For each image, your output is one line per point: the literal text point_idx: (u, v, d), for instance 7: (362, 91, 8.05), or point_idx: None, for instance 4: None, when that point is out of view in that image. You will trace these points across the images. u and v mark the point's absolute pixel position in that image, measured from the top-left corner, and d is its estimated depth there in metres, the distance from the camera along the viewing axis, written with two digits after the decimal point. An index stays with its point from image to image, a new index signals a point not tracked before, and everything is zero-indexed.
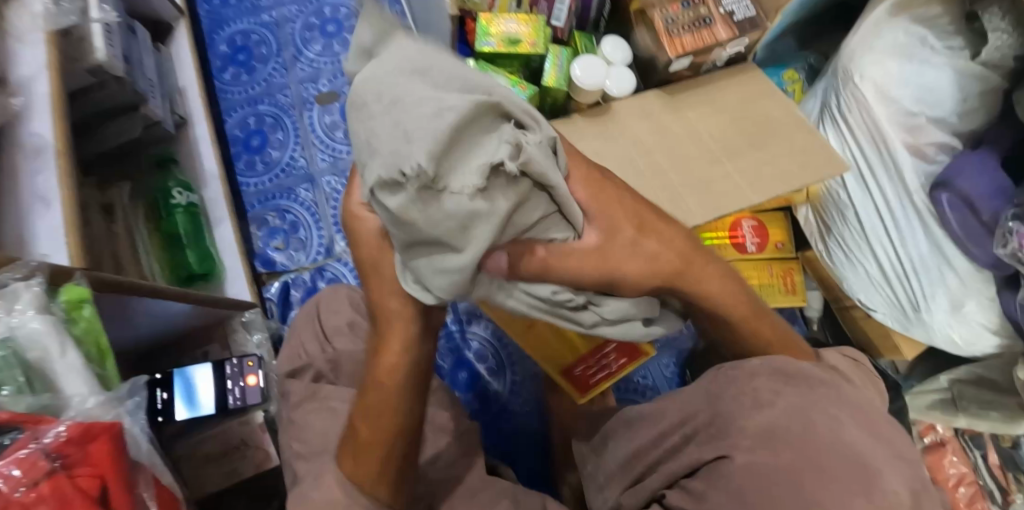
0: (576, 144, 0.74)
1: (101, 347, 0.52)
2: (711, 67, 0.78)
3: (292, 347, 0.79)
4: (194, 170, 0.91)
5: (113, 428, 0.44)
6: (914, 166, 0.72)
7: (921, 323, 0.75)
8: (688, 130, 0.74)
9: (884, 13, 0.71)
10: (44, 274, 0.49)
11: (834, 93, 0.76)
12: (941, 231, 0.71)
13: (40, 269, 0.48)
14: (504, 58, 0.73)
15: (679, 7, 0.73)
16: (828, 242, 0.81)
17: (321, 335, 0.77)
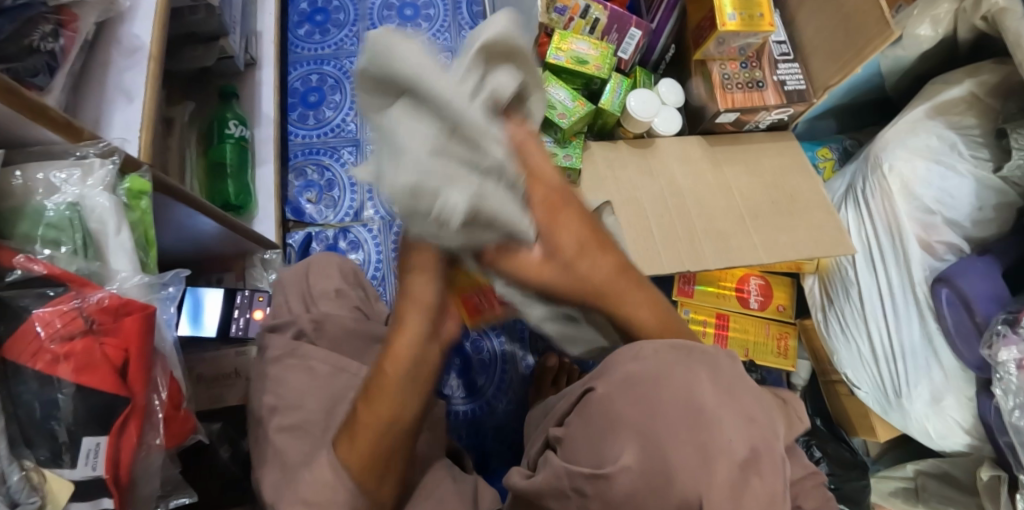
0: (616, 169, 0.79)
1: (148, 237, 0.54)
2: (753, 127, 0.83)
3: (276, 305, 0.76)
4: (252, 110, 0.95)
5: (148, 310, 0.46)
6: (922, 259, 0.76)
7: (900, 408, 0.79)
8: (720, 182, 0.79)
9: (921, 115, 0.77)
10: (120, 157, 0.51)
11: (861, 178, 0.81)
12: (936, 326, 0.75)
13: (118, 151, 0.50)
14: (567, 73, 0.78)
15: (737, 66, 0.78)
16: (827, 312, 0.86)
17: (308, 297, 0.75)
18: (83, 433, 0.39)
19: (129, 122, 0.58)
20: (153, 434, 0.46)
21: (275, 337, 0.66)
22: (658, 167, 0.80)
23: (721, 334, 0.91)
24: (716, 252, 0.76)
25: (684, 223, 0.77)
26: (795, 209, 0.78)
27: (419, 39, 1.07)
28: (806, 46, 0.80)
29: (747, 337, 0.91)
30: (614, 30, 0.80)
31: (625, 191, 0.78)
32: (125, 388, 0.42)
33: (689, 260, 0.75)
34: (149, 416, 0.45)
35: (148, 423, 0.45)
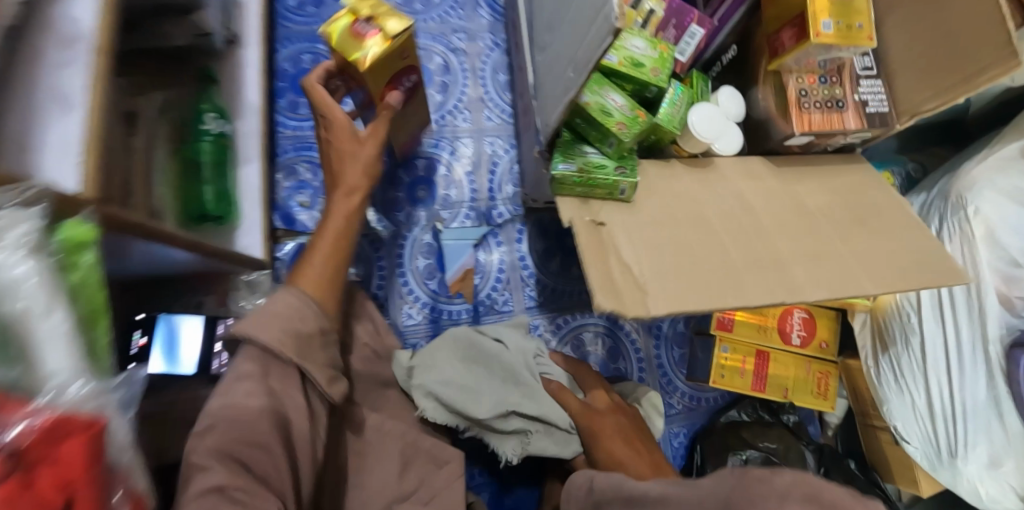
0: (672, 194, 0.66)
1: (94, 308, 0.42)
2: (821, 149, 0.72)
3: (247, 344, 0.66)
4: (234, 98, 0.81)
5: (94, 428, 0.35)
6: (1000, 315, 0.68)
7: (952, 468, 0.72)
8: (795, 209, 0.67)
9: (1014, 153, 0.68)
10: (49, 201, 0.39)
11: (937, 215, 0.72)
12: (1007, 389, 0.69)
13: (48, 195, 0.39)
14: (619, 77, 0.65)
15: (816, 81, 0.67)
16: (880, 359, 0.77)
17: None
18: None
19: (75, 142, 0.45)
20: None
21: None
22: (722, 187, 0.68)
23: (761, 373, 0.82)
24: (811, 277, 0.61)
25: (765, 246, 0.63)
26: (884, 226, 0.67)
27: (430, 16, 0.91)
28: (892, 60, 0.69)
29: (787, 376, 0.83)
30: (672, 25, 0.67)
31: (688, 222, 0.64)
32: None
33: (781, 288, 0.60)
34: None
35: None
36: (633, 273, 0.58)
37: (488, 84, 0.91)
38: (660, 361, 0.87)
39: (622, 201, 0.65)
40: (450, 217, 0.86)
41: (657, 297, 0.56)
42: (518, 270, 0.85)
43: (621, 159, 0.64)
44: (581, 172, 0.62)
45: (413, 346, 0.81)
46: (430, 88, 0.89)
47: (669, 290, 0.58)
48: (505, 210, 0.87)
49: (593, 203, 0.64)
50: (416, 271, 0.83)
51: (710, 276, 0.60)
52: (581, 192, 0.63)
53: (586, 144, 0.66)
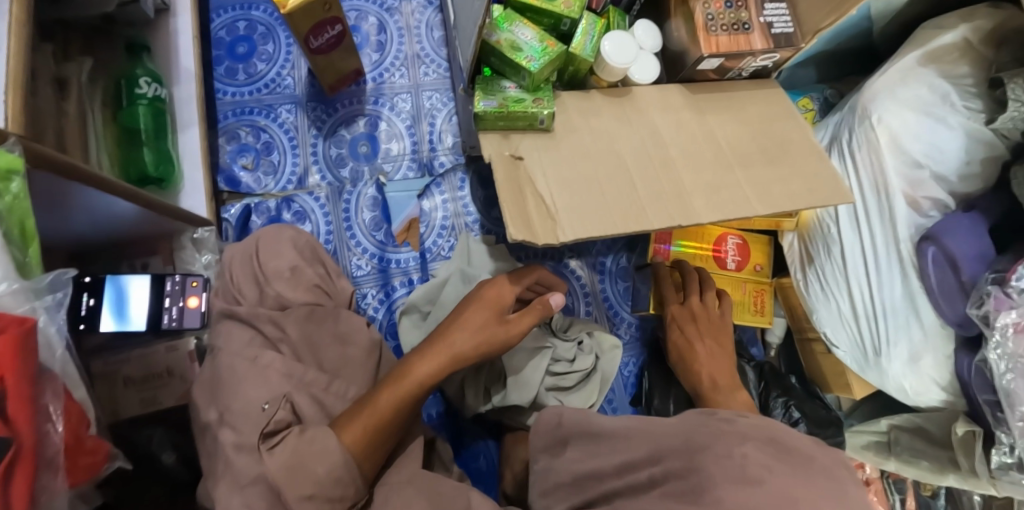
0: (592, 120, 0.70)
1: (25, 230, 0.44)
2: (737, 75, 0.76)
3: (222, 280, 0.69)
4: (169, 65, 0.82)
5: (25, 324, 0.39)
6: (909, 217, 0.72)
7: (877, 366, 0.77)
8: (707, 131, 0.72)
9: (912, 61, 0.71)
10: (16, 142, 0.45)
11: (847, 129, 0.76)
12: (919, 284, 0.72)
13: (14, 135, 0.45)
14: (533, 12, 0.68)
15: (722, 6, 0.70)
16: (808, 272, 0.82)
17: (258, 278, 0.67)
18: None
19: None
20: (52, 477, 0.39)
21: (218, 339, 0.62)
22: (638, 116, 0.72)
23: None
24: (709, 209, 0.67)
25: (672, 179, 0.68)
26: (785, 157, 0.71)
27: None
28: None
29: None
30: None
31: (602, 143, 0.69)
32: (6, 429, 0.35)
33: (679, 214, 0.65)
34: (47, 450, 0.39)
35: (43, 465, 0.38)
36: (547, 202, 0.63)
37: (423, 41, 0.93)
38: (604, 295, 0.91)
39: (542, 132, 0.68)
40: (393, 171, 0.88)
41: (567, 227, 0.62)
42: (462, 217, 0.88)
43: (538, 92, 0.67)
44: (501, 107, 0.65)
45: (363, 295, 0.84)
46: (366, 48, 0.92)
47: (581, 221, 0.62)
48: (446, 160, 0.90)
49: (514, 136, 0.68)
50: (363, 223, 0.86)
51: (621, 203, 0.65)
52: (500, 115, 0.65)
53: (503, 79, 0.68)
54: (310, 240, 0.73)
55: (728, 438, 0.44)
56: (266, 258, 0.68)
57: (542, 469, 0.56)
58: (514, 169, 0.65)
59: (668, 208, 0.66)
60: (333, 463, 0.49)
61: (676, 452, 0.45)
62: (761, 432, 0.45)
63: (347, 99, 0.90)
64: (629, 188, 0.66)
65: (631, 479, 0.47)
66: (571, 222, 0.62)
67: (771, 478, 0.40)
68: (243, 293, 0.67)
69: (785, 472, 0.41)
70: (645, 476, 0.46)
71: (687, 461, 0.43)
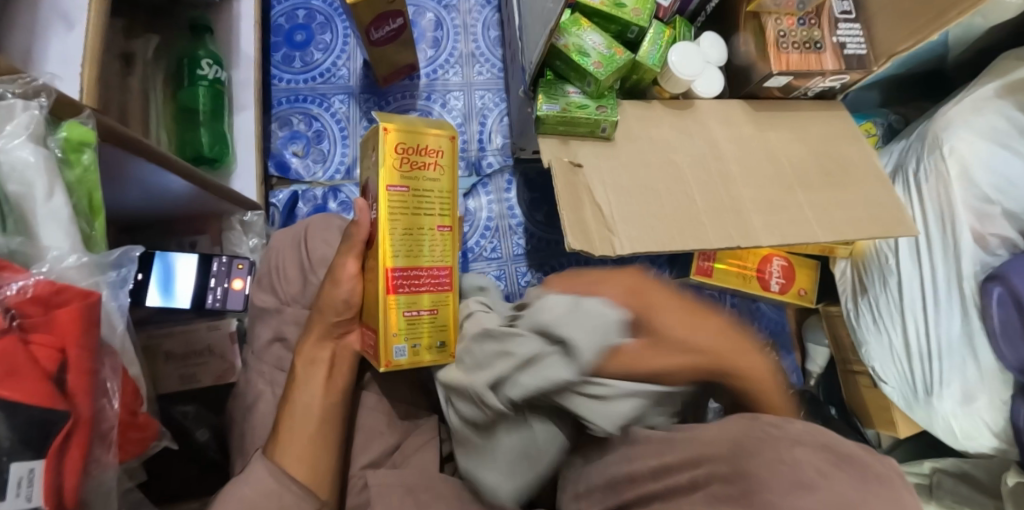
0: (651, 130, 0.69)
1: (93, 203, 0.44)
2: (801, 94, 0.74)
3: (269, 265, 0.68)
4: (229, 48, 0.83)
5: (89, 298, 0.38)
6: (974, 253, 0.69)
7: (927, 405, 0.74)
8: (769, 151, 0.70)
9: (988, 93, 0.68)
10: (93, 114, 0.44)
11: (914, 157, 0.73)
12: (980, 324, 0.69)
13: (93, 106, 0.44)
14: (600, 18, 0.66)
15: (794, 23, 0.68)
16: (859, 302, 0.79)
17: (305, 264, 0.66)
18: (12, 459, 0.31)
19: (70, 50, 0.47)
20: (104, 452, 0.38)
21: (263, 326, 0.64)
22: (698, 130, 0.70)
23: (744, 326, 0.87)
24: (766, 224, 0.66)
25: (729, 194, 0.67)
26: (847, 181, 0.69)
27: None
28: (870, 6, 0.70)
29: None
30: None
31: (660, 154, 0.68)
32: (64, 402, 0.35)
33: (737, 232, 0.64)
34: (100, 425, 0.38)
35: (96, 439, 0.37)
36: (603, 212, 0.62)
37: (479, 40, 0.93)
38: None
39: (602, 140, 0.68)
40: None
41: (624, 237, 0.61)
42: (506, 219, 0.87)
43: (601, 99, 0.66)
44: (563, 111, 0.64)
45: None
46: (423, 43, 0.92)
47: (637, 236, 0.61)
48: (494, 161, 0.89)
49: (573, 142, 0.67)
50: None
51: (676, 215, 0.64)
52: (561, 120, 0.64)
53: (566, 84, 0.67)
54: (358, 230, 0.71)
55: (776, 440, 0.32)
56: (316, 243, 0.66)
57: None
58: (573, 176, 0.64)
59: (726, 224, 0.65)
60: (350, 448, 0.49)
61: (723, 455, 0.33)
62: (810, 435, 0.33)
63: (400, 92, 0.90)
64: (687, 203, 0.65)
65: (669, 483, 0.35)
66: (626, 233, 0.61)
67: (827, 485, 0.29)
68: (287, 282, 0.65)
69: (844, 481, 0.29)
70: (685, 479, 0.34)
71: (733, 465, 0.32)
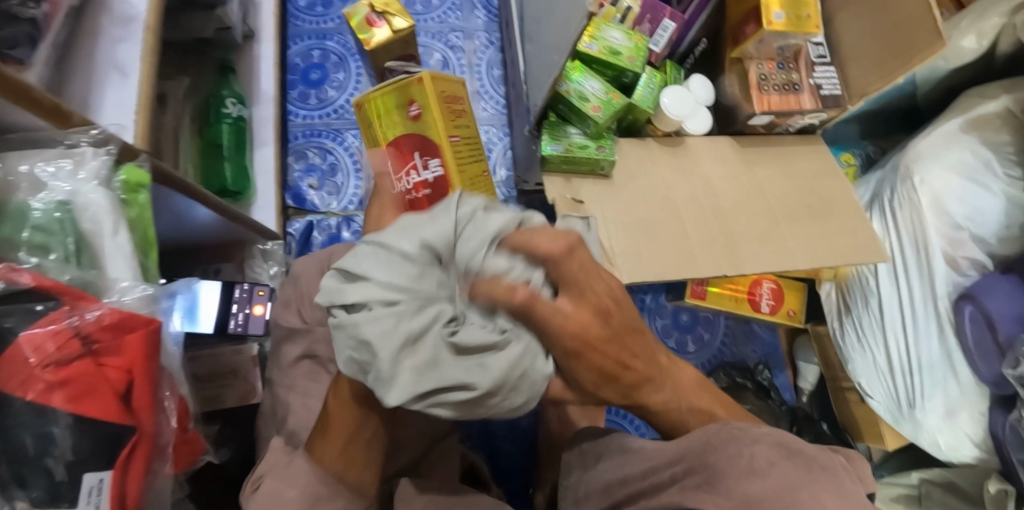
0: (647, 165, 0.75)
1: (148, 238, 0.49)
2: (784, 130, 0.80)
3: (295, 293, 0.72)
4: (250, 87, 0.88)
5: (152, 325, 0.42)
6: (947, 275, 0.75)
7: (912, 419, 0.78)
8: (755, 185, 0.77)
9: (953, 128, 0.75)
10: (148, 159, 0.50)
11: (888, 187, 0.80)
12: (956, 341, 0.74)
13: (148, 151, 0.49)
14: (599, 63, 0.73)
15: (774, 67, 0.75)
16: (844, 321, 0.85)
17: None
18: (83, 469, 0.35)
19: (125, 99, 0.52)
20: (162, 464, 0.42)
21: (291, 349, 0.68)
22: (690, 164, 0.76)
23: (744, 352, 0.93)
24: (751, 256, 0.72)
25: (719, 225, 0.73)
26: (827, 214, 0.76)
27: (430, 17, 1.00)
28: (843, 50, 0.77)
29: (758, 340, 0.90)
30: (647, 20, 0.75)
31: (656, 188, 0.74)
32: (130, 417, 0.39)
33: (729, 261, 0.71)
34: (159, 440, 0.42)
35: (156, 454, 0.41)
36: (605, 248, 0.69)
37: (484, 79, 0.99)
38: None
39: (602, 177, 0.74)
40: None
41: (624, 269, 0.68)
42: None
43: (601, 139, 0.73)
44: (567, 152, 0.70)
45: None
46: None
47: (635, 270, 0.69)
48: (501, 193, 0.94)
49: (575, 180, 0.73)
50: None
51: (672, 248, 0.71)
52: (565, 158, 0.71)
53: (568, 125, 0.73)
54: None
55: (739, 438, 0.41)
56: None
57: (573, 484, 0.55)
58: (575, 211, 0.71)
59: (715, 253, 0.72)
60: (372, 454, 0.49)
61: (694, 451, 0.43)
62: (768, 435, 0.42)
63: None
64: (679, 234, 0.72)
65: (655, 480, 0.45)
66: (626, 265, 0.69)
67: (774, 473, 0.38)
68: (310, 309, 0.70)
69: (790, 469, 0.39)
70: (666, 475, 0.44)
71: (702, 460, 0.41)
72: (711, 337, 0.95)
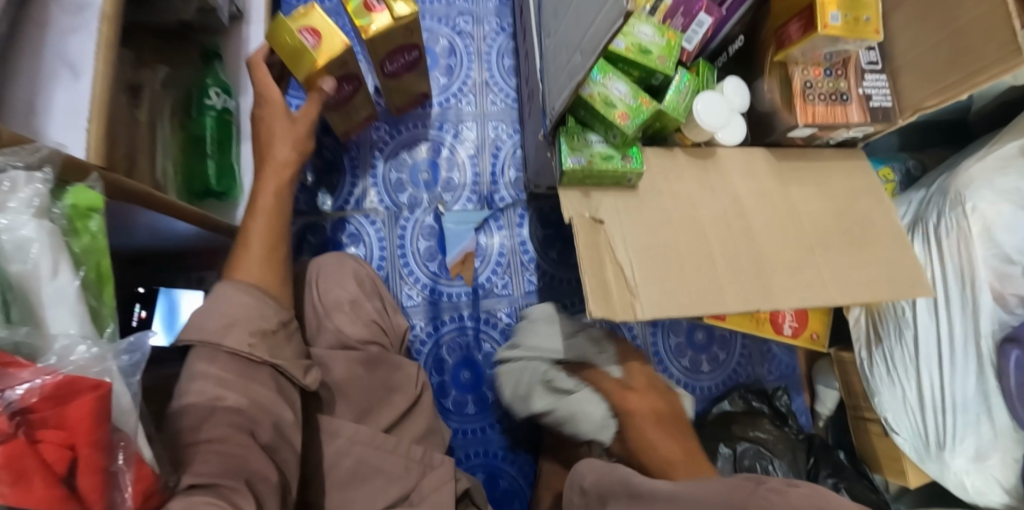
0: (673, 180, 0.67)
1: (101, 273, 0.42)
2: (823, 143, 0.72)
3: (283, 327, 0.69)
4: (236, 74, 0.81)
5: (100, 389, 0.34)
6: (992, 311, 0.69)
7: (939, 459, 0.73)
8: (789, 206, 0.69)
9: (1012, 152, 0.68)
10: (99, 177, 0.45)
11: (934, 211, 0.72)
12: (996, 383, 0.69)
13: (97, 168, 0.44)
14: (625, 63, 0.65)
15: (821, 74, 0.67)
16: (873, 352, 0.78)
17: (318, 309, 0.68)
18: None
19: (76, 106, 0.45)
20: None
21: None
22: (720, 182, 0.69)
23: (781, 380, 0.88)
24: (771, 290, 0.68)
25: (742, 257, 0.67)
26: (864, 240, 0.69)
27: None
28: (897, 57, 0.69)
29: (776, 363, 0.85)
30: (680, 14, 0.66)
31: (682, 205, 0.66)
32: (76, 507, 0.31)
33: (758, 295, 0.63)
34: None
35: None
36: (626, 273, 0.60)
37: (493, 69, 0.91)
38: (655, 349, 0.87)
39: (627, 188, 0.65)
40: (452, 200, 0.85)
41: (646, 301, 0.59)
42: (518, 255, 0.85)
43: (628, 147, 0.64)
44: (590, 164, 0.61)
45: (412, 326, 0.81)
46: (435, 70, 0.89)
47: (659, 292, 0.60)
48: (507, 195, 0.86)
49: (596, 193, 0.64)
50: (417, 252, 0.83)
51: (700, 275, 0.63)
52: (588, 172, 0.62)
53: (588, 132, 0.65)
54: (370, 272, 0.74)
55: None
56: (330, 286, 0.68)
57: None
58: (594, 233, 0.62)
59: (743, 279, 0.64)
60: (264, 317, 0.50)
61: None
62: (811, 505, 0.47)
63: (412, 122, 0.87)
64: (708, 260, 0.64)
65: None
66: (649, 294, 0.60)
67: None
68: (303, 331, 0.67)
69: None
70: None
71: None
72: (726, 356, 0.89)
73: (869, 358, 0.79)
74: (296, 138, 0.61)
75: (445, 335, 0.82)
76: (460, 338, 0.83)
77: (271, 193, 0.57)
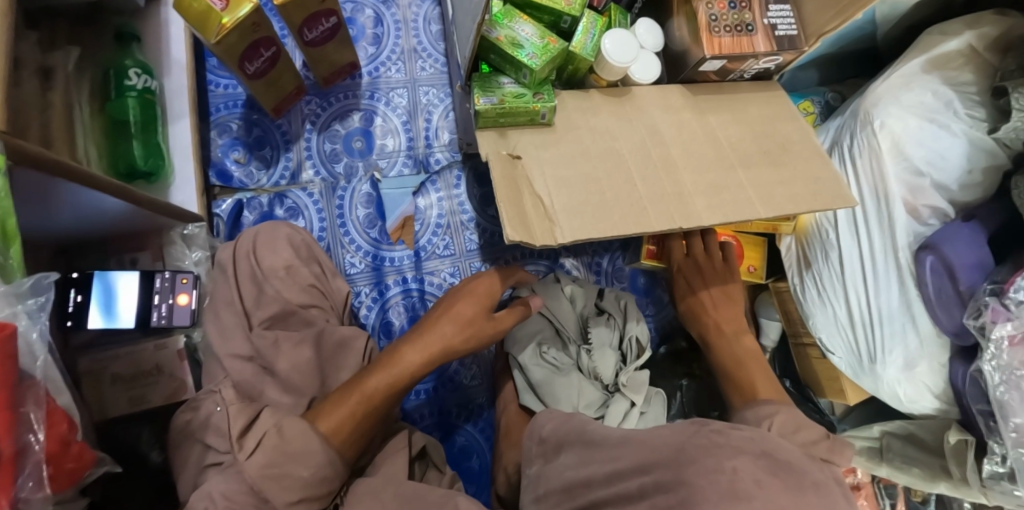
0: (589, 119, 0.68)
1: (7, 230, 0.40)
2: (738, 77, 0.74)
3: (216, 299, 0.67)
4: (158, 55, 0.81)
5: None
6: (907, 225, 0.72)
7: (873, 373, 0.76)
8: (708, 133, 0.69)
9: (917, 68, 0.70)
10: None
11: (848, 133, 0.75)
12: (916, 292, 0.71)
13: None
14: (533, 9, 0.67)
15: (725, 7, 0.69)
16: (804, 276, 0.81)
17: (255, 276, 0.67)
18: None
19: None
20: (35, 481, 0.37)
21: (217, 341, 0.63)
22: (639, 115, 0.69)
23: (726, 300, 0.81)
24: None
25: None
26: (787, 158, 0.69)
27: None
28: None
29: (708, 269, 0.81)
30: None
31: (602, 140, 0.67)
32: None
33: (680, 216, 0.62)
34: (25, 459, 0.37)
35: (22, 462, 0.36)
36: (545, 203, 0.60)
37: (421, 35, 0.91)
38: None
39: (543, 126, 0.66)
40: (388, 167, 0.87)
41: (566, 227, 0.59)
42: (457, 215, 0.86)
43: (539, 87, 0.65)
44: (501, 103, 0.63)
45: (357, 292, 0.82)
46: (362, 41, 0.90)
47: (581, 222, 0.60)
48: (442, 157, 0.88)
49: (513, 133, 0.66)
50: (357, 220, 0.84)
51: (622, 201, 0.62)
52: (502, 111, 0.63)
53: (501, 75, 0.67)
54: (307, 238, 0.74)
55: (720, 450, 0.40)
56: (266, 253, 0.68)
57: (535, 472, 0.56)
58: (512, 168, 0.63)
59: (667, 206, 0.63)
60: (318, 465, 0.50)
61: (665, 463, 0.42)
62: (753, 444, 0.42)
63: (342, 93, 0.88)
64: (629, 187, 0.63)
65: (617, 487, 0.45)
66: (570, 223, 0.60)
67: (760, 494, 0.37)
68: (244, 297, 0.67)
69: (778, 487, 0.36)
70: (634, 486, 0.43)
71: (675, 473, 0.40)
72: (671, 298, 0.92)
73: (805, 291, 0.81)
74: (427, 350, 0.62)
75: (391, 297, 0.83)
76: (407, 301, 0.83)
77: (384, 380, 0.58)
